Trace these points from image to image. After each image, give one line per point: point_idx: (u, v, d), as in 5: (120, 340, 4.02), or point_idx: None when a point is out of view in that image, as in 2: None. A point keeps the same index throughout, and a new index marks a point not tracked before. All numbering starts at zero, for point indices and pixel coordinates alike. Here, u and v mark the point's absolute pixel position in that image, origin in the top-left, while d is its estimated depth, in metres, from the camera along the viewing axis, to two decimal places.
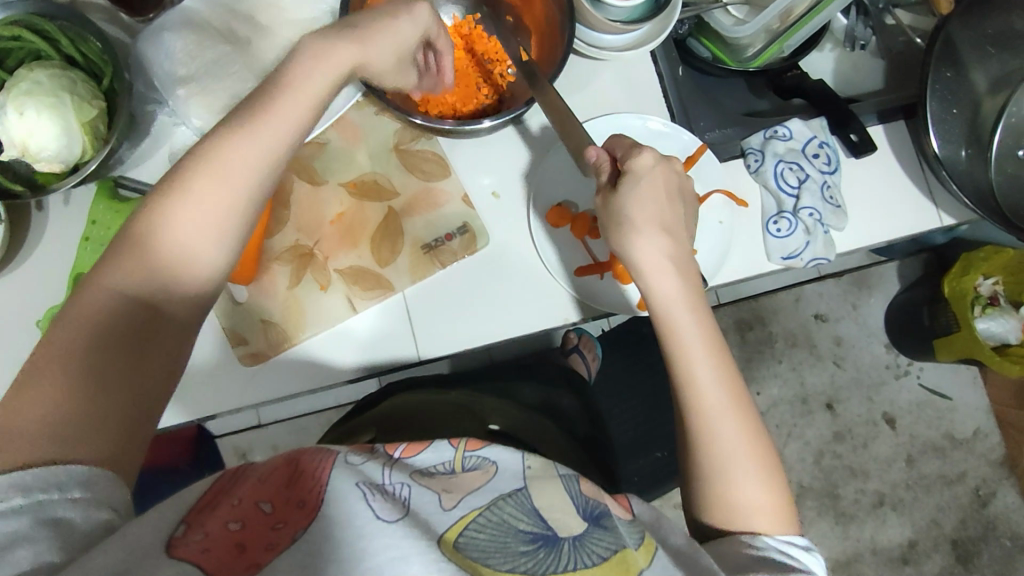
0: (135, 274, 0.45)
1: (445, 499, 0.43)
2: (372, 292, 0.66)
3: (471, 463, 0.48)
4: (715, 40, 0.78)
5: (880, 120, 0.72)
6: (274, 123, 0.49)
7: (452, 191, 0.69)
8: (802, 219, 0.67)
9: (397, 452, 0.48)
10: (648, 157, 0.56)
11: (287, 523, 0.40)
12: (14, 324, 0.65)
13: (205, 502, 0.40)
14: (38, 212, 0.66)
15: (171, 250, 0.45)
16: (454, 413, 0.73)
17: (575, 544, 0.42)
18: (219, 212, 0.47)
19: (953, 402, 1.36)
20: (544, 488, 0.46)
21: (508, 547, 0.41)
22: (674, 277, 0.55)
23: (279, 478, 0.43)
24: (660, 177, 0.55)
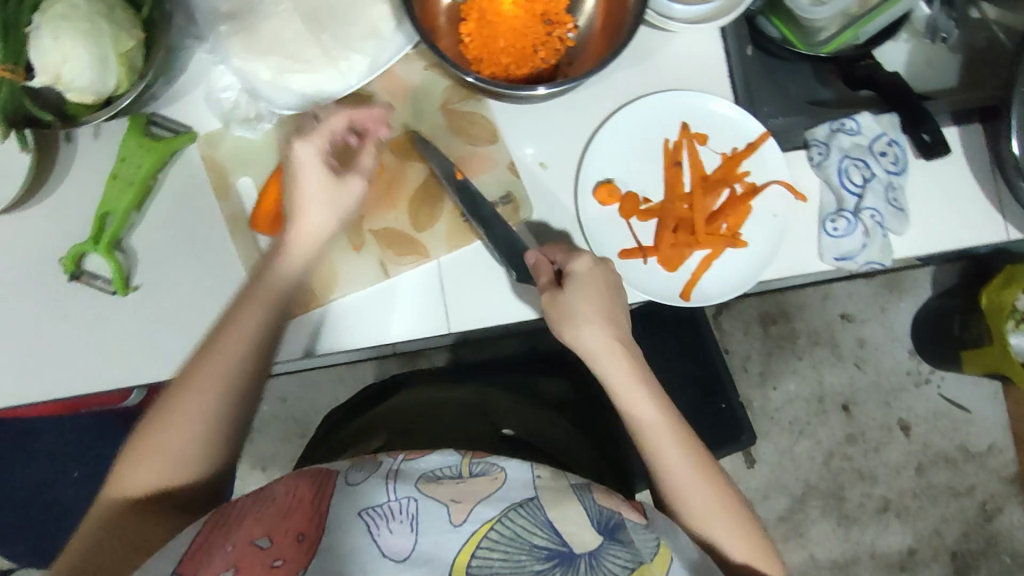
0: (141, 475, 0.54)
1: (455, 512, 0.47)
2: (407, 257, 0.63)
3: (477, 468, 0.52)
4: (786, 20, 0.73)
5: (955, 121, 0.68)
6: (246, 324, 0.56)
7: (496, 158, 0.65)
8: (862, 220, 0.64)
9: (402, 456, 0.52)
10: (587, 258, 0.58)
11: (286, 560, 0.46)
12: (39, 258, 0.63)
13: (196, 547, 0.47)
14: (65, 142, 0.63)
15: (185, 440, 0.54)
16: (465, 419, 0.72)
17: (591, 562, 0.46)
18: (189, 435, 0.54)
19: (970, 414, 1.33)
20: (559, 499, 0.50)
21: (522, 565, 0.45)
22: (623, 359, 0.58)
23: (275, 512, 0.48)
24: (600, 276, 0.58)
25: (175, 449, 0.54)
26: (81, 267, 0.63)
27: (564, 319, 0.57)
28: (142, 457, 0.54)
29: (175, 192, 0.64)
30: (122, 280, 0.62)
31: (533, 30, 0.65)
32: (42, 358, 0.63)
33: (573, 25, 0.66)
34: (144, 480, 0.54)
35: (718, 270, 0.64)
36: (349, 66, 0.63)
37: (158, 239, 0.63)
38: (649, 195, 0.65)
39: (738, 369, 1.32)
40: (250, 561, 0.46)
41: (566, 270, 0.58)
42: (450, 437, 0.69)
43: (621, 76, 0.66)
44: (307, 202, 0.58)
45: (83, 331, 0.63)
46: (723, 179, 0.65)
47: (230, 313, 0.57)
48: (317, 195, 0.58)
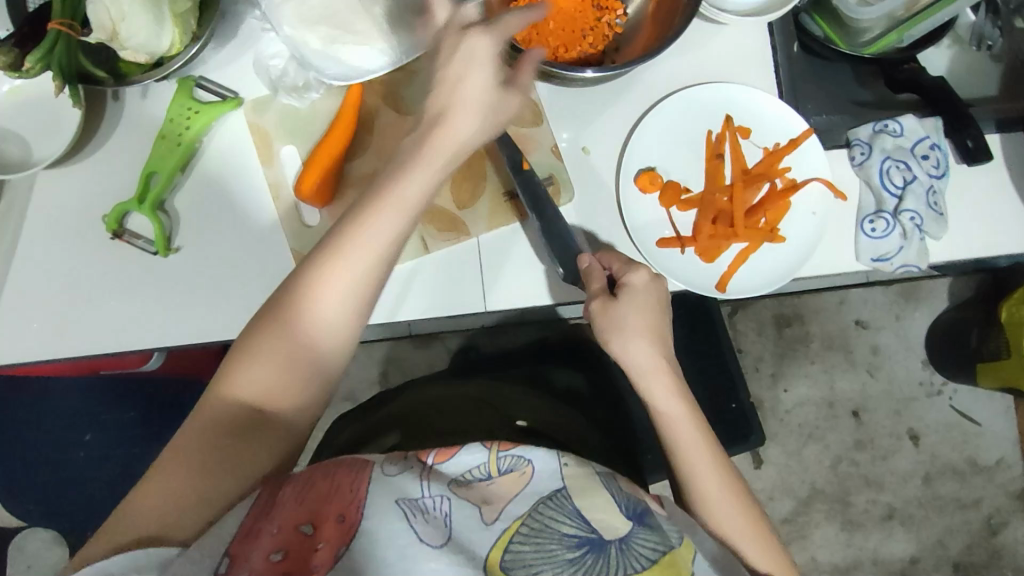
0: (259, 378, 0.49)
1: (486, 512, 0.47)
2: (447, 234, 0.64)
3: (507, 464, 0.49)
4: (830, 19, 0.72)
5: (999, 129, 0.68)
6: (390, 223, 0.50)
7: (540, 140, 0.65)
8: (901, 222, 0.64)
9: (431, 458, 0.50)
10: (643, 271, 0.59)
11: (328, 542, 0.45)
12: (83, 214, 0.64)
13: (245, 531, 0.44)
14: (113, 101, 0.64)
15: (269, 377, 0.50)
16: (475, 410, 0.72)
17: (620, 547, 0.45)
18: (345, 292, 0.50)
19: (980, 427, 1.33)
20: (587, 489, 0.48)
21: (555, 554, 0.44)
22: (667, 377, 0.57)
23: (314, 497, 0.47)
24: (653, 293, 0.58)
25: (269, 392, 0.50)
26: (124, 226, 0.63)
27: (612, 330, 0.57)
28: (272, 323, 0.49)
29: (218, 156, 0.64)
30: (164, 241, 0.63)
31: (582, 15, 0.65)
32: (80, 314, 0.64)
33: (622, 11, 0.66)
34: (228, 409, 0.49)
35: (754, 264, 0.64)
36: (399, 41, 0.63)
37: (200, 202, 0.64)
38: (691, 185, 0.66)
39: (751, 370, 1.32)
40: (297, 547, 0.44)
41: (621, 280, 0.59)
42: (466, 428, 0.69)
43: (666, 65, 0.66)
44: (461, 106, 0.49)
45: (122, 289, 0.64)
46: (764, 174, 0.66)
47: (319, 255, 0.49)
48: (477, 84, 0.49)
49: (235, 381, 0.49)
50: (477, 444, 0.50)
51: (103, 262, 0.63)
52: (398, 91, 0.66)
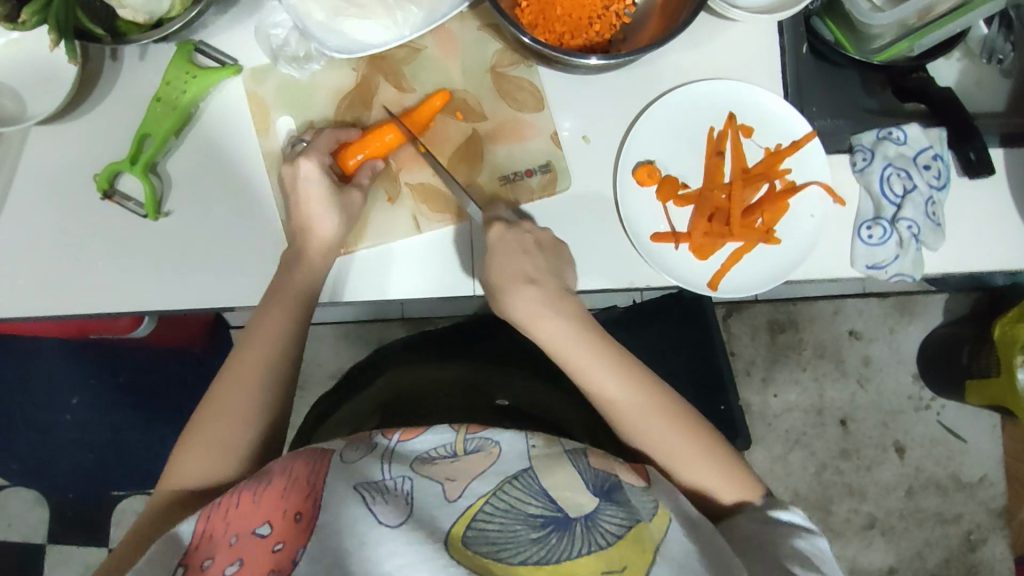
0: (203, 434, 0.56)
1: (450, 488, 0.48)
2: (441, 214, 0.63)
3: (472, 445, 0.52)
4: (841, 23, 0.72)
5: (1003, 144, 0.67)
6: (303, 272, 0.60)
7: (540, 126, 0.65)
8: (898, 231, 0.64)
9: (396, 436, 0.53)
10: (498, 227, 0.59)
11: (286, 543, 0.45)
12: (75, 174, 0.63)
13: (200, 540, 0.46)
14: (112, 61, 0.64)
15: (222, 432, 0.56)
16: (458, 390, 0.72)
17: (586, 524, 0.46)
18: (273, 337, 0.59)
19: (966, 444, 1.34)
20: (552, 466, 0.50)
21: (518, 535, 0.44)
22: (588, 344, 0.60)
23: (272, 494, 0.48)
24: (510, 239, 0.59)
25: (224, 438, 0.55)
26: (115, 186, 0.63)
27: (499, 292, 0.60)
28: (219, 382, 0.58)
29: (214, 122, 0.64)
30: (154, 205, 0.62)
31: (591, 3, 0.64)
32: (68, 272, 0.63)
33: (631, 2, 0.65)
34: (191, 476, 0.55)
35: (748, 264, 0.64)
36: (404, 18, 0.63)
37: (193, 168, 0.63)
38: (689, 180, 0.65)
39: (740, 373, 1.32)
40: (252, 549, 0.45)
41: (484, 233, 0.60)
42: (448, 409, 0.70)
43: (671, 59, 0.65)
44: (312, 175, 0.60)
45: (110, 250, 0.63)
46: (763, 174, 0.65)
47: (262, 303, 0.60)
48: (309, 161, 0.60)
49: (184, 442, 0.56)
50: (444, 427, 0.53)
51: (94, 223, 0.63)
52: (400, 67, 0.65)
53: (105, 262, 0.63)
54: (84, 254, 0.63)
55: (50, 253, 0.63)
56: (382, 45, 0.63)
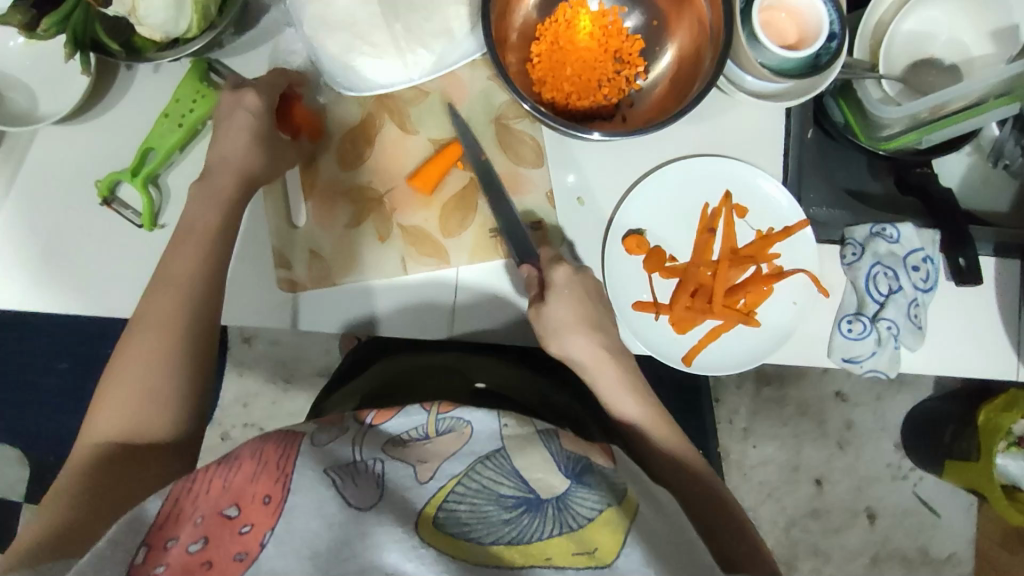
0: (128, 383, 0.54)
1: (422, 470, 0.45)
2: (427, 258, 0.65)
3: (445, 425, 0.49)
4: (854, 107, 0.71)
5: (995, 253, 0.67)
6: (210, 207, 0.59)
7: (537, 184, 0.65)
8: (877, 329, 0.64)
9: (369, 420, 0.51)
10: (565, 271, 0.60)
11: (254, 525, 0.41)
12: (79, 174, 0.65)
13: (165, 518, 0.41)
14: (126, 70, 0.65)
15: (144, 376, 0.54)
16: (438, 373, 0.69)
17: (558, 506, 0.44)
18: (190, 272, 0.57)
19: (938, 519, 1.31)
20: (526, 447, 0.47)
21: (489, 516, 0.42)
22: (612, 369, 0.61)
23: (243, 477, 0.43)
24: (576, 288, 0.60)
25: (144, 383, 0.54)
26: (114, 194, 0.64)
27: (549, 333, 0.61)
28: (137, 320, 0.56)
29: None
30: (151, 217, 0.64)
31: (601, 68, 0.64)
32: (63, 269, 0.65)
33: (644, 70, 0.64)
34: (120, 423, 0.54)
35: (724, 343, 0.65)
36: (415, 61, 0.63)
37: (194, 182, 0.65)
38: (677, 253, 0.65)
39: (722, 420, 1.32)
40: (218, 532, 0.40)
41: (544, 279, 0.60)
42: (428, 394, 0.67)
43: (672, 129, 0.66)
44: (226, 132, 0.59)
45: (103, 255, 0.65)
46: (752, 256, 0.65)
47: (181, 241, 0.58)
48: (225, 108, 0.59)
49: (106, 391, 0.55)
50: (416, 408, 0.51)
51: (93, 225, 0.65)
52: (407, 107, 0.66)
53: (101, 263, 0.65)
54: (81, 254, 0.65)
55: (47, 249, 0.65)
56: (390, 85, 0.63)
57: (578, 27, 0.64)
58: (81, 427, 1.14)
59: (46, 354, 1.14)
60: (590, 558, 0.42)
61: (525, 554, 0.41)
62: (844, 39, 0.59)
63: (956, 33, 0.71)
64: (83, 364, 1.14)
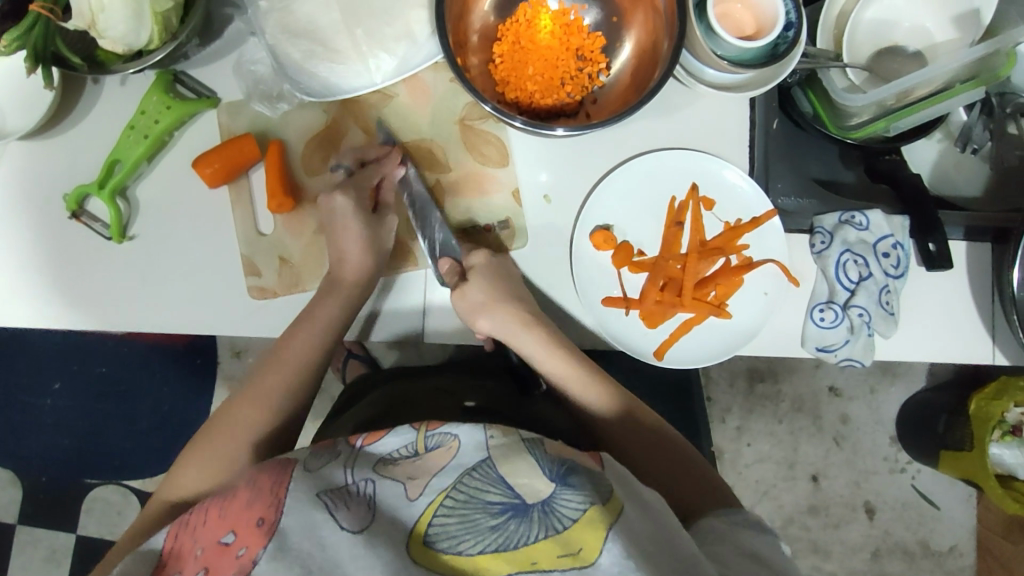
0: (221, 441, 0.59)
1: (411, 488, 0.45)
2: (397, 263, 0.66)
3: (433, 442, 0.49)
4: (821, 96, 0.70)
5: (966, 236, 0.66)
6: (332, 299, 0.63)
7: (503, 182, 0.66)
8: (849, 317, 0.64)
9: (361, 441, 0.51)
10: (483, 254, 0.64)
11: (248, 546, 0.42)
12: (49, 190, 0.65)
13: (170, 560, 0.44)
14: (93, 84, 0.65)
15: (244, 422, 0.60)
16: (430, 395, 0.71)
17: (544, 509, 0.43)
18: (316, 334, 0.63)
19: (939, 512, 1.30)
20: (512, 456, 0.47)
21: (476, 523, 0.42)
22: (538, 330, 0.63)
23: (237, 506, 0.45)
24: (491, 268, 0.63)
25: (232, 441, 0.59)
26: (83, 207, 0.65)
27: (473, 308, 0.63)
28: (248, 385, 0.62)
29: (187, 150, 0.66)
30: (119, 229, 0.64)
31: (564, 65, 0.64)
32: (37, 286, 0.65)
33: (606, 66, 0.65)
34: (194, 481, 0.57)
35: (696, 336, 0.65)
36: (377, 65, 0.63)
37: (163, 193, 0.65)
38: (646, 248, 0.66)
39: (715, 419, 1.31)
40: (215, 558, 0.42)
41: (467, 265, 0.64)
42: (418, 413, 0.68)
43: (636, 124, 0.66)
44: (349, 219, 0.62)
45: (77, 268, 0.65)
46: (720, 248, 0.65)
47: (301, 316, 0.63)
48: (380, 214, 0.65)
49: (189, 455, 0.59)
50: (405, 426, 0.50)
51: (65, 240, 0.65)
52: (372, 111, 0.66)
53: (74, 277, 0.65)
54: (55, 270, 0.65)
55: (22, 266, 0.65)
56: (353, 91, 0.64)
57: (539, 26, 0.64)
58: (72, 446, 1.14)
59: (35, 374, 1.14)
60: (574, 559, 0.41)
61: (512, 561, 0.41)
62: (801, 28, 0.59)
63: (918, 20, 0.71)
64: (72, 382, 1.14)
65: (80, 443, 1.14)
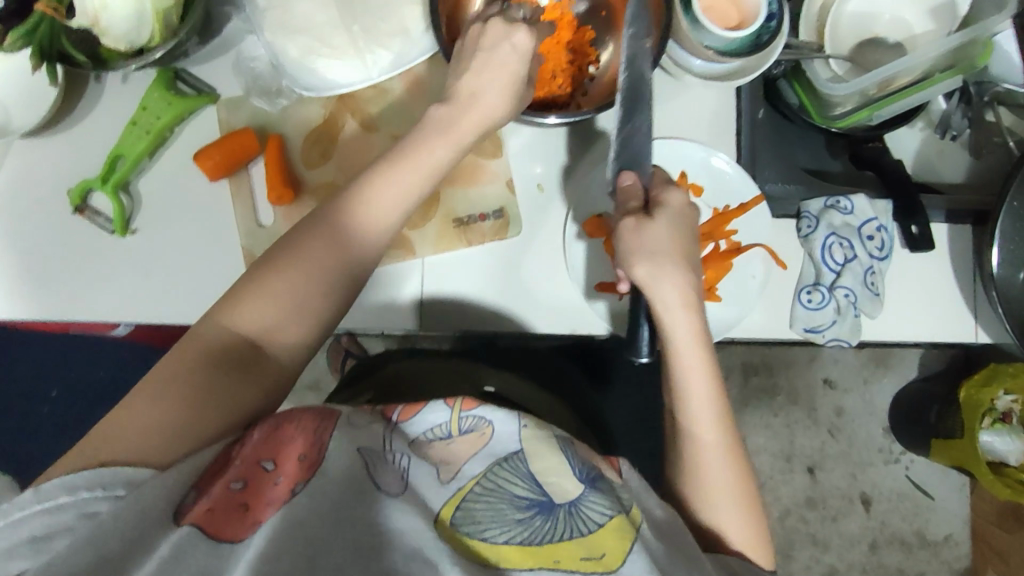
0: (264, 309, 0.52)
1: (443, 472, 0.48)
2: (393, 251, 0.66)
3: (467, 425, 0.50)
4: (806, 87, 0.73)
5: (947, 219, 0.68)
6: (412, 172, 0.56)
7: (497, 172, 0.68)
8: (835, 298, 0.66)
9: (396, 415, 0.52)
10: (677, 198, 0.57)
11: (287, 478, 0.44)
12: (54, 187, 0.67)
13: (211, 470, 0.44)
14: (95, 82, 0.67)
15: (291, 295, 0.52)
16: (449, 375, 0.73)
17: (570, 510, 0.47)
18: (394, 210, 0.55)
19: (933, 502, 1.32)
20: (544, 451, 0.49)
21: (504, 515, 0.46)
22: (697, 316, 0.55)
23: (281, 435, 0.47)
24: (683, 219, 0.57)
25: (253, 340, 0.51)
26: (87, 202, 0.66)
27: (639, 254, 0.54)
28: (291, 255, 0.53)
29: (187, 146, 0.67)
30: (122, 223, 0.66)
31: (554, 59, 0.66)
32: (45, 282, 0.67)
33: (596, 59, 0.67)
34: (256, 318, 0.51)
35: None
36: (374, 60, 0.65)
37: (166, 188, 0.67)
38: None
39: None
40: (256, 479, 0.44)
41: (657, 198, 0.57)
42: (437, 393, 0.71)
43: None
44: (480, 80, 0.58)
45: (82, 264, 0.67)
46: (709, 233, 0.66)
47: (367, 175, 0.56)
48: (484, 113, 0.58)
49: (240, 306, 0.51)
50: (439, 405, 0.51)
51: (70, 236, 0.67)
52: (369, 106, 0.68)
53: (80, 273, 0.67)
54: (62, 267, 0.67)
55: (29, 263, 0.67)
56: (350, 85, 0.65)
57: None
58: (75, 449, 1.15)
59: (38, 377, 1.15)
60: (598, 563, 0.45)
61: (535, 558, 0.44)
62: (782, 18, 0.61)
63: (899, 12, 0.74)
64: (74, 385, 1.15)
65: None
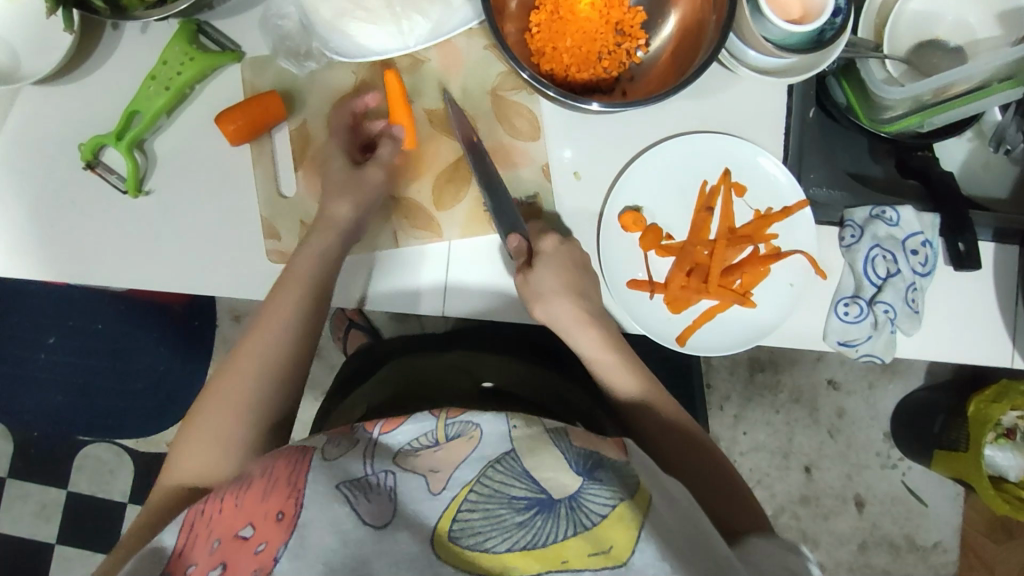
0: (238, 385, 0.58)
1: (433, 481, 0.44)
2: (420, 233, 0.64)
3: (454, 430, 0.48)
4: (856, 87, 0.69)
5: (994, 238, 0.66)
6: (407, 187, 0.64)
7: (533, 156, 0.64)
8: (874, 312, 0.64)
9: (377, 429, 0.49)
10: (553, 239, 0.62)
11: (268, 542, 0.42)
12: (62, 138, 0.63)
13: (184, 546, 0.44)
14: (111, 30, 0.63)
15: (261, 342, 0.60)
16: (447, 375, 0.71)
17: (571, 505, 0.42)
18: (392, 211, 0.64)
19: (926, 508, 1.32)
20: (536, 448, 0.46)
21: (502, 520, 0.41)
22: (594, 332, 0.62)
23: (253, 498, 0.45)
24: (566, 254, 0.61)
25: (231, 405, 0.57)
26: (99, 158, 0.63)
27: (535, 298, 0.61)
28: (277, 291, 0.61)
29: (208, 106, 0.63)
30: (136, 182, 0.62)
31: (602, 39, 0.62)
32: (48, 235, 0.63)
33: (645, 43, 0.63)
34: (202, 447, 0.56)
35: (718, 324, 0.64)
36: (410, 28, 0.62)
37: (183, 149, 0.63)
38: (674, 232, 0.64)
39: (713, 407, 1.32)
40: (235, 552, 0.42)
41: (534, 249, 0.61)
42: (436, 399, 0.68)
43: (671, 104, 0.64)
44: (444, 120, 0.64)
45: (89, 221, 0.64)
46: (749, 237, 0.64)
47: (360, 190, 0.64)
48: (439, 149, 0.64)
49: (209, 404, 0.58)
50: (425, 414, 0.49)
51: (77, 191, 0.63)
52: (402, 77, 0.64)
53: (86, 229, 0.63)
54: (66, 221, 0.63)
55: (31, 216, 0.63)
56: (384, 53, 0.62)
57: None
58: (67, 402, 1.12)
59: (30, 326, 1.12)
60: (607, 558, 0.40)
61: (541, 561, 0.40)
62: (849, 14, 0.57)
63: (963, 14, 0.70)
64: (66, 337, 1.12)
65: (74, 399, 1.12)
